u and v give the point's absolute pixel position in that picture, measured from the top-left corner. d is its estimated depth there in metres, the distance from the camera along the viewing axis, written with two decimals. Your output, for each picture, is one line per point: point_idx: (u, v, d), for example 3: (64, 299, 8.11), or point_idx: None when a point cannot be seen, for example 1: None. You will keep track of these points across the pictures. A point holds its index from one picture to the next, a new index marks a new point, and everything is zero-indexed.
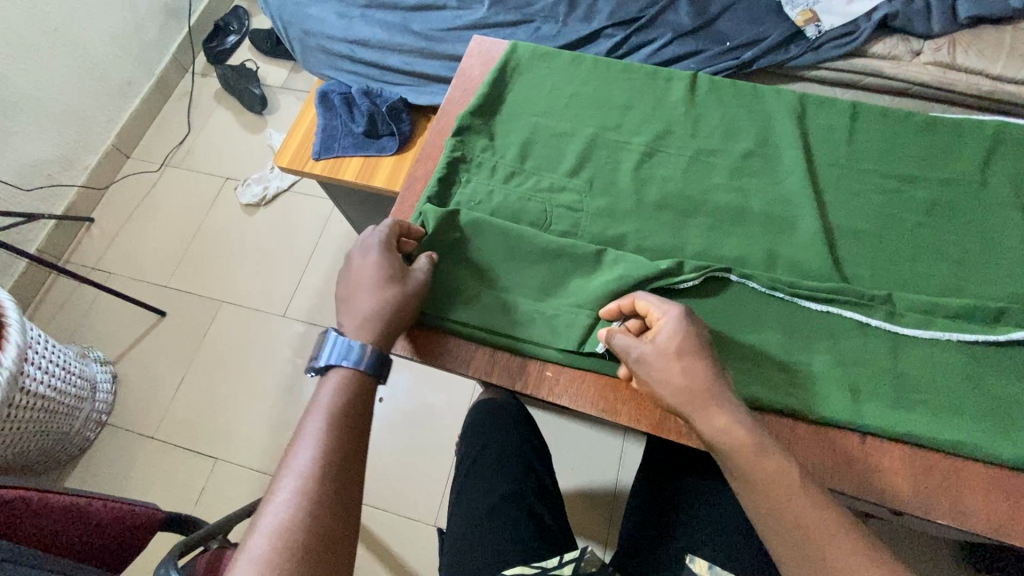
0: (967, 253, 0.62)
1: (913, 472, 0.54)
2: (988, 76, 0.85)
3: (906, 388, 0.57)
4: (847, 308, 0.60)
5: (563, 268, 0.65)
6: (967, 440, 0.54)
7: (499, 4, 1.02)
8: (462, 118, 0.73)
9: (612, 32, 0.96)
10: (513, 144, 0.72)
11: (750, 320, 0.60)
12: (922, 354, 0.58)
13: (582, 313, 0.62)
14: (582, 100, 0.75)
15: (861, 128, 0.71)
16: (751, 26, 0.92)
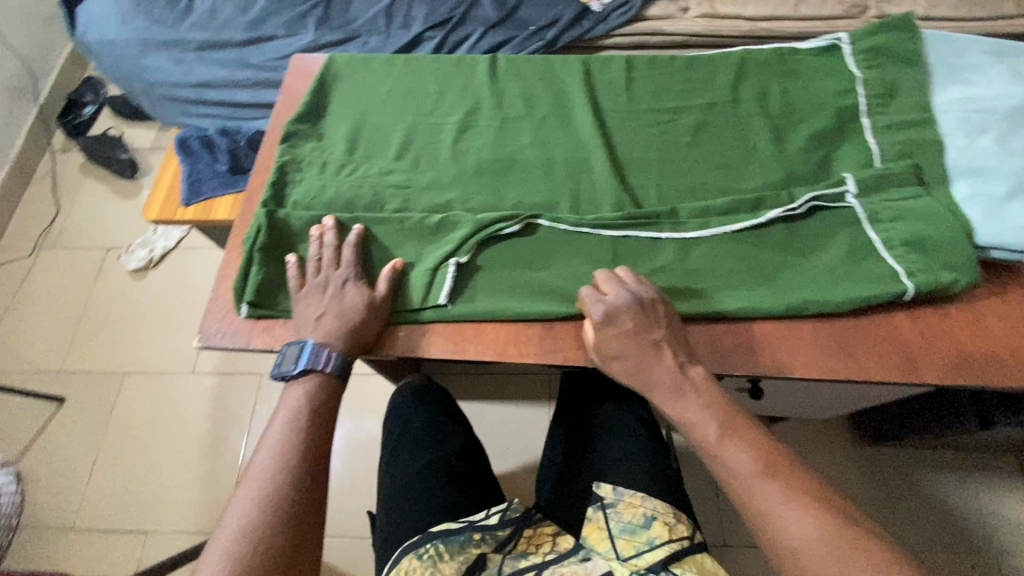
0: (729, 159, 0.75)
1: (711, 341, 0.65)
2: (743, 19, 1.01)
3: (694, 276, 0.68)
4: (639, 225, 0.70)
5: (399, 237, 0.72)
6: (745, 304, 0.65)
7: (324, 25, 1.09)
8: (288, 126, 0.79)
9: (431, 34, 1.05)
10: (341, 140, 0.79)
11: (562, 252, 0.70)
12: (705, 249, 0.69)
13: (421, 273, 0.69)
14: (399, 93, 0.83)
15: (637, 76, 0.83)
16: (548, 8, 1.04)
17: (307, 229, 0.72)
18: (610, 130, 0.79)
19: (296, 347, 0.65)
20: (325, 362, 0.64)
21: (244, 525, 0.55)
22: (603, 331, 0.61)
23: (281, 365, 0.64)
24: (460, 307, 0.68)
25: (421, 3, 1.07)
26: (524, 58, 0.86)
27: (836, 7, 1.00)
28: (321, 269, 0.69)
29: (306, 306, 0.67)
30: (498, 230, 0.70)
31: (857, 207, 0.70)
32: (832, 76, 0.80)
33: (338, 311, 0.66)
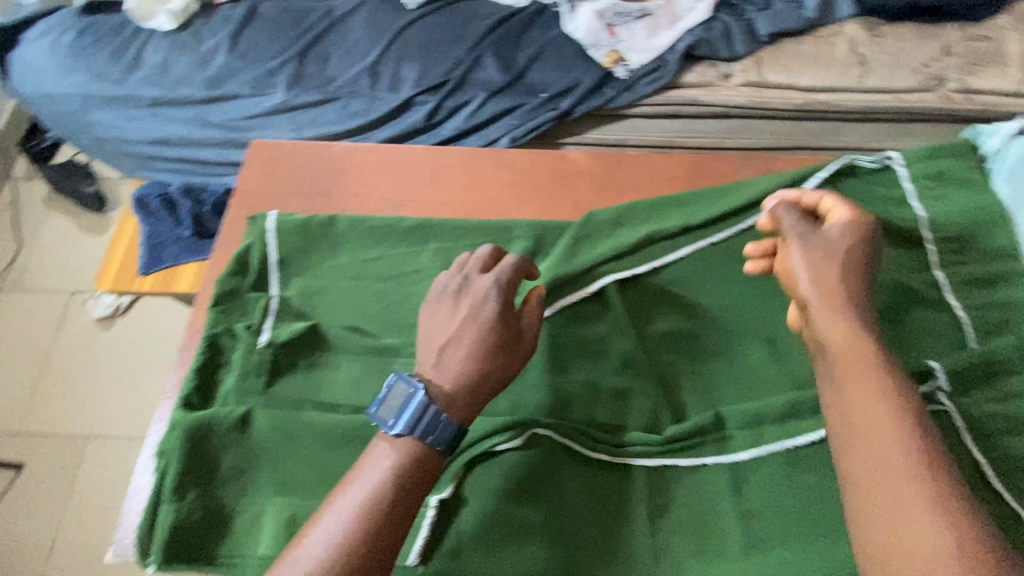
0: (786, 315, 0.59)
1: None
2: (796, 91, 0.84)
3: (752, 525, 0.50)
4: (673, 456, 0.53)
5: (361, 452, 0.54)
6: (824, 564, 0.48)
7: (296, 85, 0.91)
8: (220, 284, 0.61)
9: (423, 99, 0.89)
10: (301, 284, 0.63)
11: (572, 473, 0.53)
12: (766, 482, 0.52)
13: None
14: (372, 214, 0.67)
15: (672, 186, 0.68)
16: (562, 74, 0.86)
17: (248, 431, 0.55)
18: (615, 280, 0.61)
19: (404, 390, 0.48)
20: (424, 432, 0.46)
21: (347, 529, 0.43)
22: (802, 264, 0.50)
23: (378, 409, 0.47)
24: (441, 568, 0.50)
25: (410, 62, 0.89)
26: (534, 154, 0.70)
27: (911, 77, 0.83)
28: (464, 272, 0.54)
29: (433, 318, 0.53)
30: (495, 448, 0.53)
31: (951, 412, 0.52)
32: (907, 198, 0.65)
33: (471, 342, 0.50)
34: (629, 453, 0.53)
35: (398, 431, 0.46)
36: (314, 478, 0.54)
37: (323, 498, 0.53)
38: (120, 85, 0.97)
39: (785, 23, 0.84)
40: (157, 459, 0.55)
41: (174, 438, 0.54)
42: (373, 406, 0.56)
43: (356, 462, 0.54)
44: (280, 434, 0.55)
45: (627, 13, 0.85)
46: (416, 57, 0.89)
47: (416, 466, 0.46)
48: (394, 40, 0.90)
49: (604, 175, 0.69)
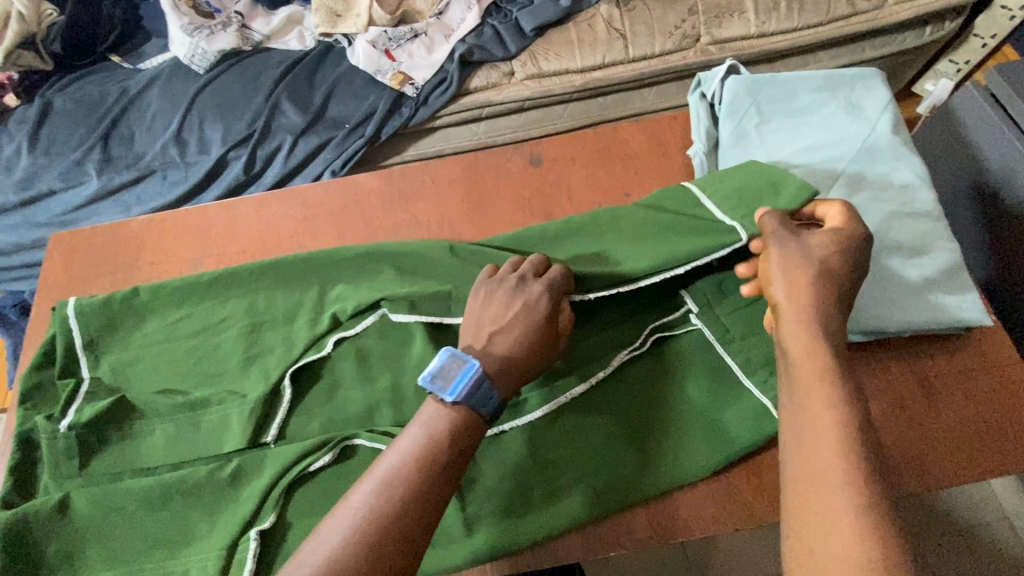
0: None
1: (586, 538, 0.55)
2: (574, 72, 0.92)
3: (552, 476, 0.56)
4: None
5: (181, 506, 0.56)
6: (615, 493, 0.55)
7: (108, 168, 0.93)
8: (26, 380, 0.63)
9: (235, 154, 0.92)
10: (109, 361, 0.64)
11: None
12: (557, 432, 0.57)
13: (212, 555, 0.53)
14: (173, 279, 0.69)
15: (454, 186, 0.73)
16: (359, 102, 0.91)
17: (66, 514, 0.56)
18: (400, 299, 0.62)
19: (460, 360, 0.49)
20: (480, 402, 0.47)
21: (387, 484, 0.43)
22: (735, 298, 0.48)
23: (435, 381, 0.47)
24: None
25: (213, 123, 0.92)
26: (324, 188, 0.74)
27: (667, 41, 0.92)
28: (522, 271, 0.56)
29: (486, 305, 0.55)
30: (308, 465, 0.56)
31: (704, 329, 0.60)
32: (658, 148, 0.72)
33: (518, 330, 0.52)
34: None
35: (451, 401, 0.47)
36: (145, 544, 0.55)
37: (151, 560, 0.55)
38: None
39: (545, 17, 0.91)
40: None
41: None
42: (192, 458, 0.59)
43: (180, 518, 0.56)
44: (101, 510, 0.56)
45: (400, 36, 0.92)
46: (218, 117, 0.92)
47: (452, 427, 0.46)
48: (191, 105, 0.92)
49: (391, 189, 0.73)
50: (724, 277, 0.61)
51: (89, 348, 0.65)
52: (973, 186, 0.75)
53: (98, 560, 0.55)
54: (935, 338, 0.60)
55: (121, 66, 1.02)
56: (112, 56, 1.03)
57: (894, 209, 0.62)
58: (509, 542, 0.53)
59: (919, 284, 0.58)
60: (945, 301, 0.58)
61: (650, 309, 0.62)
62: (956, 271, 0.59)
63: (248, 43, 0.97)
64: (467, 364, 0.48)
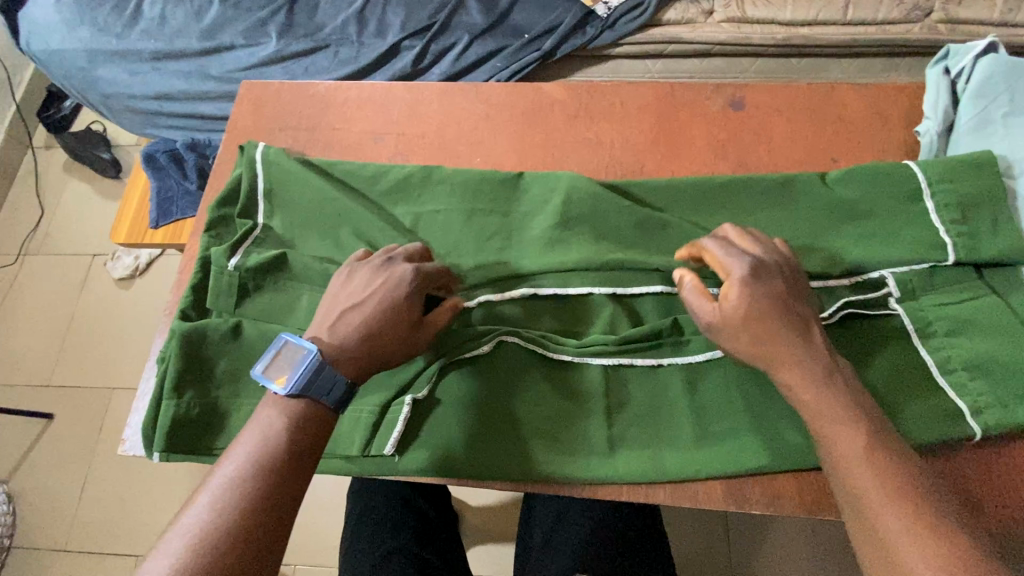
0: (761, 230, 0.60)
1: (732, 489, 0.53)
2: (778, 24, 0.85)
3: (706, 420, 0.55)
4: (635, 356, 0.57)
5: None
6: (772, 454, 0.53)
7: (287, 34, 0.95)
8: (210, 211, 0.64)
9: (410, 44, 0.91)
10: None
11: (531, 375, 0.57)
12: (716, 380, 0.56)
13: (365, 410, 0.55)
14: (352, 149, 0.70)
15: (644, 114, 0.69)
16: (544, 14, 0.89)
17: (236, 342, 0.58)
18: (576, 222, 0.61)
19: (293, 350, 0.48)
20: (320, 390, 0.47)
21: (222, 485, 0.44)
22: (739, 290, 0.48)
23: (268, 368, 0.47)
24: (412, 455, 0.55)
25: (395, 9, 0.92)
26: (510, 88, 0.72)
27: (893, 9, 0.83)
28: (385, 262, 0.54)
29: (348, 288, 0.53)
30: (466, 351, 0.57)
31: (903, 316, 0.55)
32: (877, 121, 0.66)
33: (377, 314, 0.51)
34: (584, 354, 0.57)
35: (281, 388, 0.47)
36: None
37: None
38: (123, 40, 1.02)
39: None
40: (158, 363, 0.59)
41: (172, 342, 0.57)
42: None
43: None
44: (268, 346, 0.58)
45: None
46: (401, 4, 0.92)
47: (281, 428, 0.46)
48: None
49: (577, 104, 0.70)
50: (939, 268, 0.56)
51: None
52: None
53: (259, 389, 0.57)
54: None
55: None
56: None
57: None
58: (651, 471, 0.53)
59: None
60: None
61: (847, 286, 0.57)
62: None
63: None
64: (301, 356, 0.47)
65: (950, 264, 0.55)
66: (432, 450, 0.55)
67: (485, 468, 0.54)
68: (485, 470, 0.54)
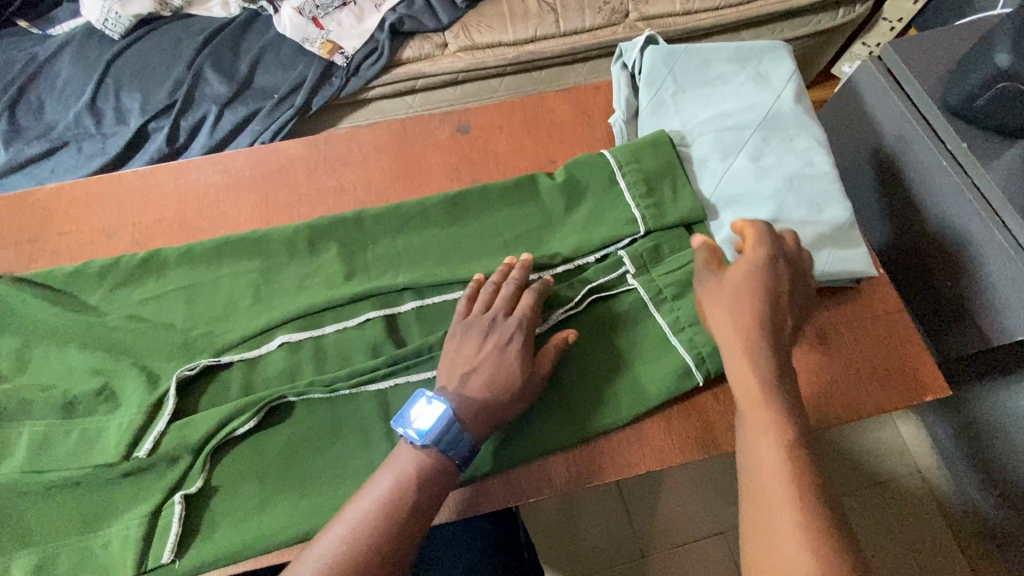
0: (500, 239, 0.66)
1: (510, 485, 0.56)
2: (507, 45, 0.93)
3: None
4: (411, 373, 0.59)
5: (89, 480, 0.54)
6: (535, 440, 0.56)
7: (17, 140, 0.88)
8: None
9: (157, 125, 0.88)
10: (10, 335, 0.60)
11: (298, 430, 0.56)
12: None
13: (132, 521, 0.52)
14: (88, 251, 0.67)
15: (382, 154, 0.72)
16: (287, 72, 0.90)
17: None
18: (327, 269, 0.64)
19: (432, 407, 0.53)
20: (451, 445, 0.52)
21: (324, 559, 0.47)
22: (533, 298, 0.58)
23: (416, 424, 0.52)
24: (193, 552, 0.52)
25: (132, 93, 0.89)
26: (248, 153, 0.72)
27: (597, 16, 0.94)
28: (491, 310, 0.58)
29: (459, 347, 0.57)
30: (233, 429, 0.55)
31: (640, 289, 0.61)
32: (585, 118, 0.74)
33: (494, 369, 0.55)
34: (361, 387, 0.58)
35: (423, 445, 0.51)
36: (57, 521, 0.53)
37: (64, 537, 0.52)
38: None
39: None
40: None
41: None
42: (97, 431, 0.56)
43: (88, 495, 0.54)
44: (4, 493, 0.53)
45: (328, 4, 0.92)
46: (137, 87, 0.89)
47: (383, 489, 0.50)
48: (106, 73, 0.90)
49: (317, 156, 0.72)
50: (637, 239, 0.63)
51: None
52: (873, 154, 0.80)
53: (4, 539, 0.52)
54: (836, 290, 0.65)
55: (29, 32, 0.97)
56: (19, 22, 0.97)
57: (794, 171, 0.65)
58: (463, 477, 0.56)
59: (812, 244, 0.62)
60: (839, 257, 0.62)
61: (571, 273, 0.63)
62: (847, 232, 0.63)
63: (168, 9, 0.95)
64: (439, 408, 0.52)
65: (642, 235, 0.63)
66: (209, 539, 0.52)
67: (268, 540, 0.52)
68: (261, 546, 0.51)
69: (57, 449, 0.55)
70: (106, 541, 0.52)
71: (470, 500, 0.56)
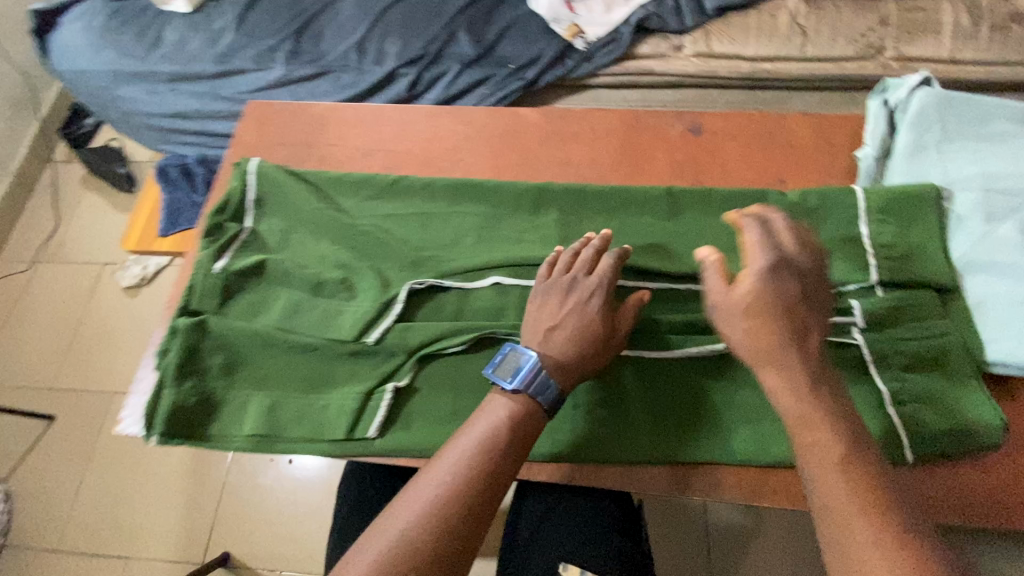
0: (715, 244, 0.67)
1: (674, 477, 0.58)
2: (743, 60, 0.92)
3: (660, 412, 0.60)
4: None
5: (324, 351, 0.63)
6: (712, 444, 0.58)
7: (295, 59, 1.03)
8: (209, 219, 0.71)
9: (405, 70, 0.99)
10: (281, 216, 0.72)
11: (494, 359, 0.62)
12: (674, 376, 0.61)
13: (352, 395, 0.60)
14: (349, 164, 0.77)
15: (612, 136, 0.75)
16: (528, 46, 0.97)
17: (226, 336, 0.64)
18: (544, 231, 0.69)
19: (519, 355, 0.55)
20: (541, 389, 0.54)
21: (443, 471, 0.48)
22: (614, 262, 0.60)
23: (496, 370, 0.55)
24: (394, 437, 0.59)
25: (394, 38, 1.01)
26: (492, 111, 0.79)
27: (848, 47, 0.90)
28: (570, 272, 0.60)
29: (540, 303, 0.59)
30: (448, 346, 0.61)
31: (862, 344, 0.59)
32: (826, 146, 0.72)
33: (581, 321, 0.57)
34: None
35: (502, 388, 0.54)
36: (292, 376, 0.62)
37: (294, 390, 0.62)
38: (145, 61, 1.11)
39: None
40: (157, 356, 0.64)
41: (174, 339, 0.63)
42: (333, 313, 0.65)
43: (318, 363, 0.63)
44: (256, 340, 0.63)
45: None
46: (400, 34, 1.01)
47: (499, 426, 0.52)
48: (378, 18, 1.02)
49: (552, 126, 0.77)
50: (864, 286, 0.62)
51: (270, 201, 0.73)
52: None
53: (250, 376, 0.63)
54: None
55: None
56: None
57: None
58: (628, 454, 0.58)
59: None
60: None
61: None
62: None
63: None
64: (529, 355, 0.55)
65: (874, 283, 0.61)
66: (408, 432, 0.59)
67: None
68: None
69: (302, 318, 0.64)
70: (328, 405, 0.61)
71: (632, 477, 0.58)
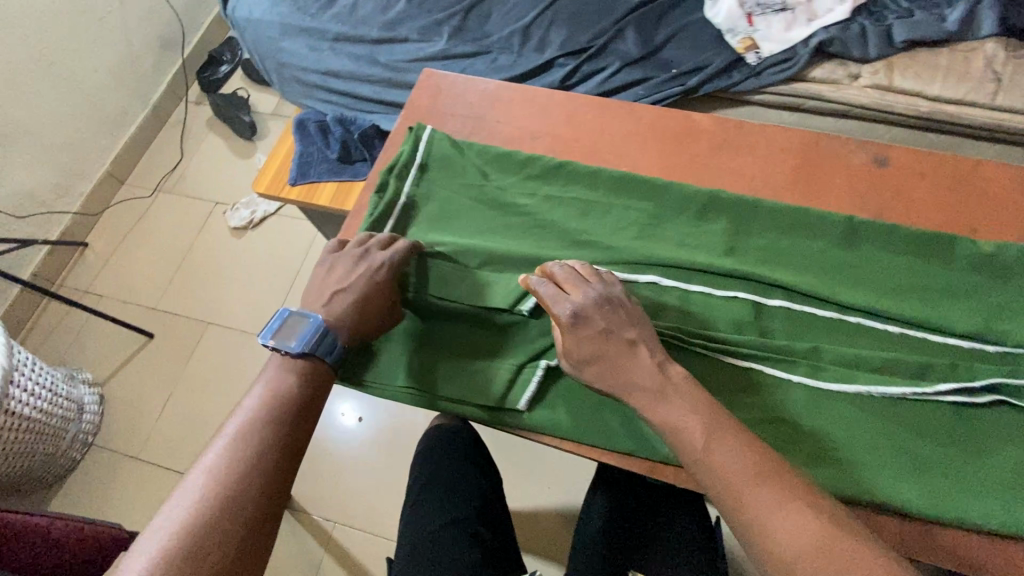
0: (894, 283, 0.64)
1: None
2: (924, 98, 0.87)
3: (824, 443, 0.57)
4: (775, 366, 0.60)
5: (483, 319, 0.65)
6: (881, 487, 0.54)
7: (457, 37, 1.07)
8: (381, 175, 0.74)
9: (564, 61, 1.00)
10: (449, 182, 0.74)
11: None
12: (843, 410, 0.58)
13: (507, 366, 0.62)
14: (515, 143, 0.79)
15: (788, 155, 0.73)
16: (695, 54, 0.96)
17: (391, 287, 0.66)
18: (711, 240, 0.68)
19: (298, 318, 0.58)
20: (326, 350, 0.57)
21: (252, 417, 0.52)
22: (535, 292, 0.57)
23: (274, 335, 0.56)
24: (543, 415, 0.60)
25: (559, 29, 1.02)
26: (665, 112, 0.78)
27: None
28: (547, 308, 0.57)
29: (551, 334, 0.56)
30: None
31: None
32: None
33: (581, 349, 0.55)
34: (728, 357, 0.61)
35: (271, 349, 0.56)
36: (448, 337, 0.64)
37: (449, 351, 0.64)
38: (315, 19, 1.18)
39: (925, 33, 0.89)
40: None
41: None
42: (494, 282, 0.65)
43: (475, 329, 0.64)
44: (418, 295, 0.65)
45: (769, 6, 0.95)
46: (565, 26, 1.02)
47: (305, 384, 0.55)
48: (546, 8, 1.05)
49: (726, 136, 0.76)
50: None
51: (439, 166, 0.75)
52: None
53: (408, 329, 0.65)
54: None
55: None
56: None
57: None
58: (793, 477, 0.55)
59: None
60: None
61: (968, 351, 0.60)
62: None
63: None
64: (308, 319, 0.57)
65: None
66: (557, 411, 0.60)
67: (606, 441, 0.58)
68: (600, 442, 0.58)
69: (463, 282, 0.66)
70: (483, 372, 0.62)
71: None
